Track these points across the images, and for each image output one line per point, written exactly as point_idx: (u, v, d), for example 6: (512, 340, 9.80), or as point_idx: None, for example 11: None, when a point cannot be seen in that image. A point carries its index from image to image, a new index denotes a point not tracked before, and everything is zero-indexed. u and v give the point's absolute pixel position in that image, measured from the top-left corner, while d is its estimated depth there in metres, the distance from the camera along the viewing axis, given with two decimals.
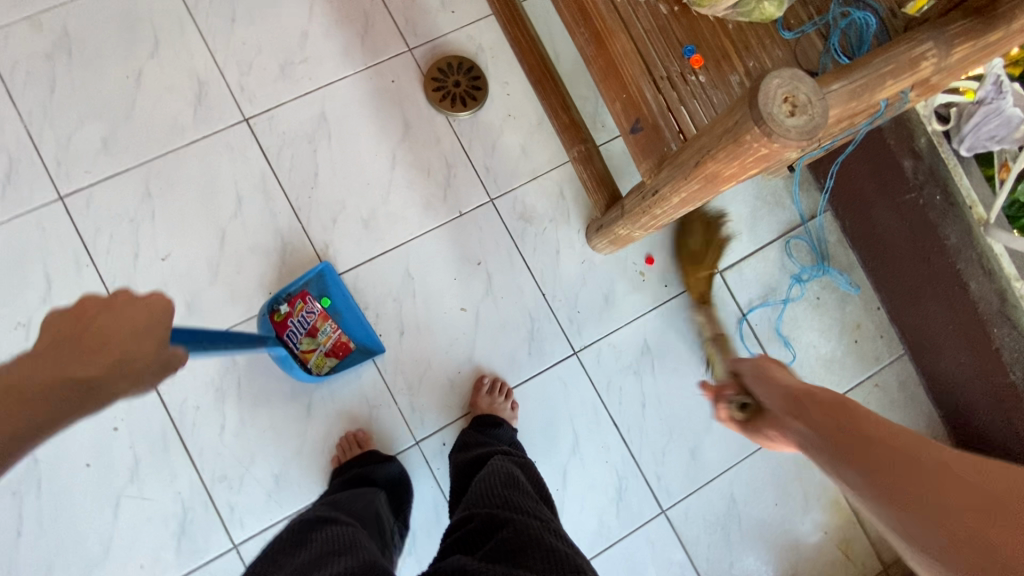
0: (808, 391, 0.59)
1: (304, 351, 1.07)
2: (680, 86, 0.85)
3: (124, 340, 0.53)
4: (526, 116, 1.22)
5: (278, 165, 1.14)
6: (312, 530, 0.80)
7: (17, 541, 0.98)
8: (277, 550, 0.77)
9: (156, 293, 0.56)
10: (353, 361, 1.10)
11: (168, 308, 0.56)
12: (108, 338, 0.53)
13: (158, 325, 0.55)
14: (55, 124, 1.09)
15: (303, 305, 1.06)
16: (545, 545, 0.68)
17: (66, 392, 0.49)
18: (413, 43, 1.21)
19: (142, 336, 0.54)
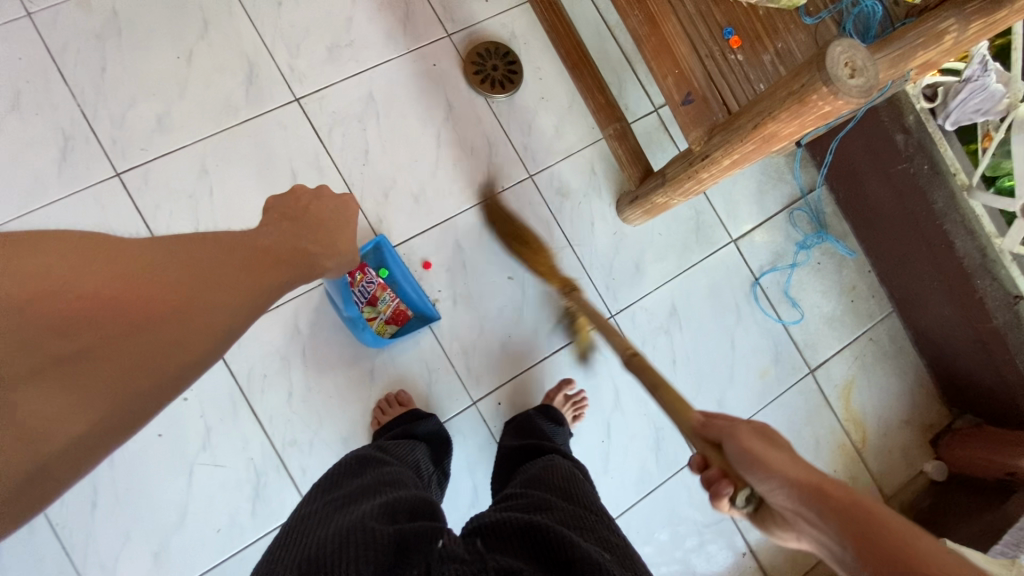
0: (819, 486, 0.55)
1: (368, 317, 1.12)
2: (721, 64, 0.96)
3: (338, 223, 0.69)
4: (559, 98, 1.30)
5: (329, 143, 1.19)
6: (369, 468, 0.84)
7: (94, 510, 1.01)
8: (336, 480, 0.81)
9: (348, 196, 0.72)
10: (411, 327, 1.15)
11: (357, 208, 0.72)
12: (324, 222, 0.67)
13: (348, 219, 0.71)
14: (109, 103, 1.12)
15: (363, 276, 1.11)
16: (600, 535, 0.71)
17: (311, 252, 0.62)
18: (451, 29, 1.28)
19: (348, 221, 0.71)
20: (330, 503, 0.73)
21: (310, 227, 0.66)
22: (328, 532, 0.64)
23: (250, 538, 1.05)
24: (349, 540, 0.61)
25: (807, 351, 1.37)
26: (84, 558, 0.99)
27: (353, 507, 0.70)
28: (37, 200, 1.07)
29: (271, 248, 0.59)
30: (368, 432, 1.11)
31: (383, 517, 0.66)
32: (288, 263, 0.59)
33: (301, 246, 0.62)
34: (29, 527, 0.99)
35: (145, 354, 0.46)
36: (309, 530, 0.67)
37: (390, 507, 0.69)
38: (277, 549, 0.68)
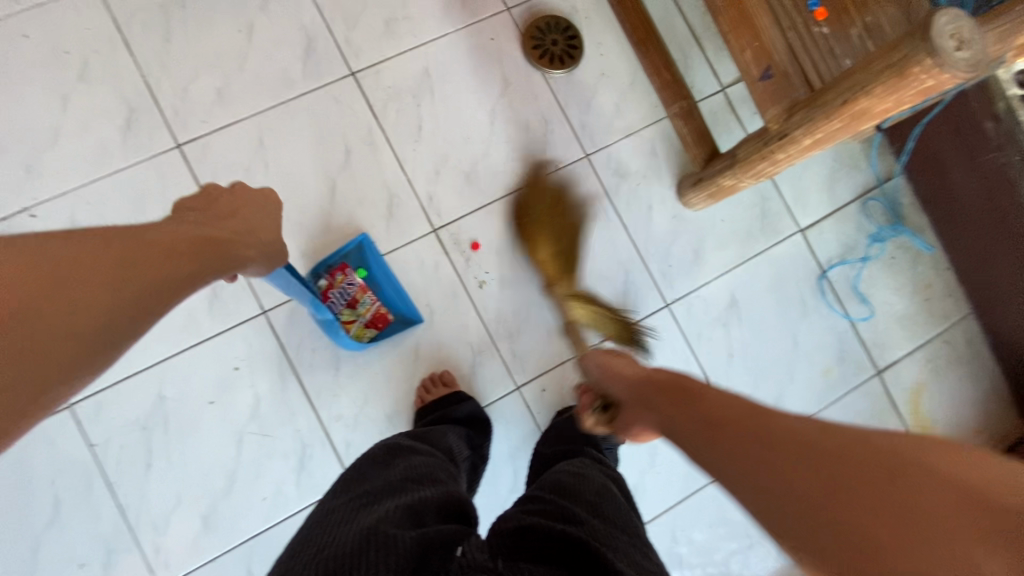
0: (650, 384, 0.67)
1: (345, 321, 1.09)
2: (804, 37, 0.89)
3: (254, 214, 0.72)
4: (620, 75, 1.25)
5: (383, 118, 1.17)
6: (397, 454, 0.80)
7: (148, 473, 1.03)
8: (363, 467, 0.77)
9: (265, 188, 0.76)
10: (393, 331, 1.12)
11: (279, 200, 0.77)
12: (243, 214, 0.71)
13: (274, 208, 0.76)
14: (172, 74, 1.13)
15: (343, 277, 1.09)
16: (641, 550, 0.65)
17: (225, 237, 0.65)
18: (510, 3, 1.24)
19: (267, 216, 0.74)
20: (354, 495, 0.69)
21: (224, 222, 0.67)
22: (349, 531, 0.60)
23: (295, 509, 1.06)
24: (371, 542, 0.57)
25: (874, 351, 1.29)
26: (137, 518, 1.02)
27: (377, 503, 0.66)
28: (102, 168, 1.09)
29: (181, 241, 0.59)
30: (411, 411, 1.10)
31: (406, 517, 0.63)
32: (196, 255, 0.59)
33: (208, 233, 0.63)
34: (88, 485, 1.02)
35: (34, 343, 0.43)
36: (331, 524, 0.64)
37: (414, 506, 0.65)
38: (298, 539, 0.65)
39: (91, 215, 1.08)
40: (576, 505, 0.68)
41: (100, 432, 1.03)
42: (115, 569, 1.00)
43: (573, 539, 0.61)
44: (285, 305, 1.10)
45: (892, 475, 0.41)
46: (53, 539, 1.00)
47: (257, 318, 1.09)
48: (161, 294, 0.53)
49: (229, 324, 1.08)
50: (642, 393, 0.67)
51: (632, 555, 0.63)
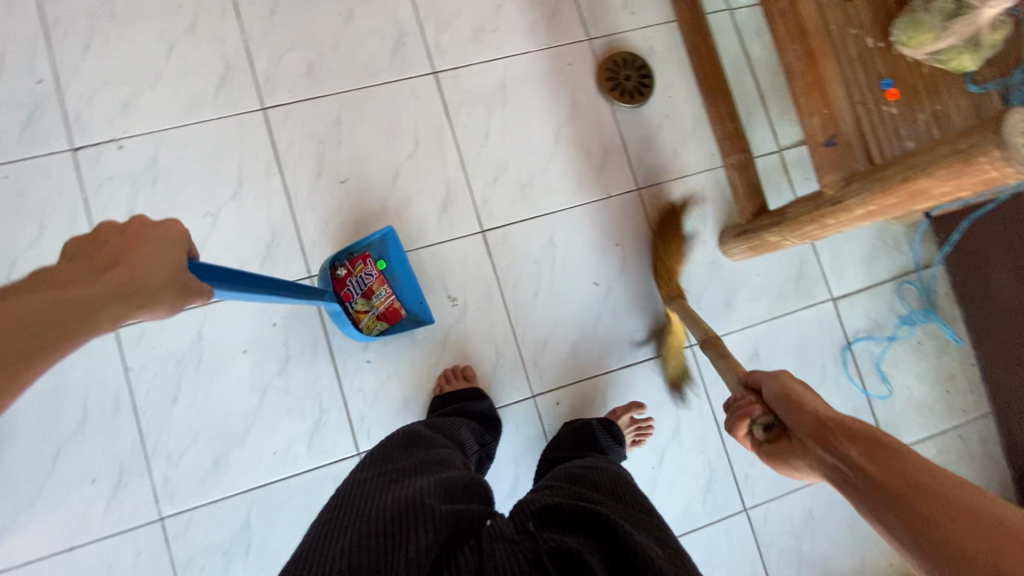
0: (840, 420, 0.64)
1: (359, 310, 1.11)
2: (873, 113, 0.93)
3: (145, 259, 0.60)
4: (683, 119, 1.30)
5: (455, 119, 1.24)
6: (417, 443, 0.84)
7: (173, 405, 1.08)
8: (386, 452, 0.80)
9: (173, 219, 0.64)
10: (401, 327, 1.14)
11: (186, 235, 0.64)
12: (127, 262, 0.59)
13: (174, 246, 0.63)
14: (271, 44, 1.21)
15: (363, 267, 1.11)
16: (658, 523, 0.69)
17: (89, 304, 0.53)
18: (593, 34, 1.30)
19: (165, 254, 0.62)
20: (382, 473, 0.73)
21: (97, 281, 0.56)
22: (385, 502, 0.64)
23: (300, 469, 1.09)
24: (410, 510, 0.60)
25: (886, 432, 1.29)
26: (154, 446, 1.07)
27: (407, 479, 0.70)
28: (190, 116, 1.17)
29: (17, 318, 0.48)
30: (427, 397, 1.15)
31: (441, 491, 0.66)
32: (42, 331, 0.49)
33: (68, 296, 0.53)
34: (116, 406, 1.07)
35: None
36: (365, 495, 0.67)
37: (444, 485, 0.69)
38: (334, 505, 0.68)
39: (171, 157, 1.16)
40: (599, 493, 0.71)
41: (136, 358, 1.08)
42: (125, 489, 1.05)
43: (595, 514, 0.64)
44: None
45: None
46: (73, 448, 1.05)
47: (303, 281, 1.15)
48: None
49: (276, 281, 1.14)
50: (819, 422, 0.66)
51: (651, 534, 0.66)
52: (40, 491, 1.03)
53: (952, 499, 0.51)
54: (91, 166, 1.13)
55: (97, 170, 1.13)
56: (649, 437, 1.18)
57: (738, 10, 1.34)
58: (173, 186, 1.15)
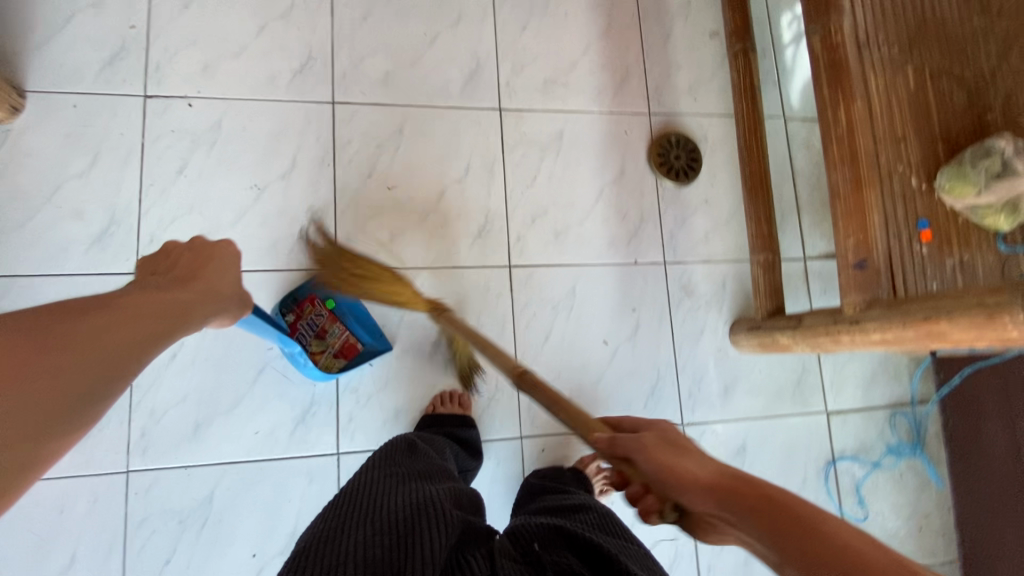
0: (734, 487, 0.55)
1: (315, 351, 1.12)
2: (905, 249, 0.98)
3: (219, 266, 0.70)
4: (721, 208, 1.35)
5: (509, 156, 1.28)
6: (416, 451, 0.88)
7: (169, 361, 1.08)
8: (389, 456, 0.84)
9: (226, 239, 0.74)
10: (360, 360, 1.14)
11: (235, 247, 0.75)
12: (207, 272, 0.67)
13: (230, 258, 0.73)
14: (355, 46, 1.27)
15: (311, 309, 1.13)
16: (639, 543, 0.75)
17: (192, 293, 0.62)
18: (655, 110, 1.37)
19: (232, 270, 0.71)
20: (390, 475, 0.77)
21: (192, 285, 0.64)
22: (397, 504, 0.69)
23: (277, 454, 1.09)
24: (421, 516, 0.65)
25: None
26: (140, 398, 1.06)
27: (415, 484, 0.75)
28: (263, 93, 1.21)
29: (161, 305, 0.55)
30: (416, 414, 1.15)
31: (445, 499, 0.71)
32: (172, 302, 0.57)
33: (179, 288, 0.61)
34: None
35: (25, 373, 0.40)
36: (375, 495, 0.72)
37: (449, 494, 0.74)
38: (336, 505, 0.72)
39: (233, 126, 1.19)
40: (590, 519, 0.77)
41: None
42: (99, 433, 1.04)
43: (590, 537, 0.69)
44: None
45: None
46: None
47: None
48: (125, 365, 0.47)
49: (301, 267, 1.16)
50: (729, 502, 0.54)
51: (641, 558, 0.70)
52: None
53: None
54: (158, 116, 1.17)
55: (161, 121, 1.17)
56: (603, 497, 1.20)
57: (792, 120, 1.42)
58: (228, 154, 1.18)
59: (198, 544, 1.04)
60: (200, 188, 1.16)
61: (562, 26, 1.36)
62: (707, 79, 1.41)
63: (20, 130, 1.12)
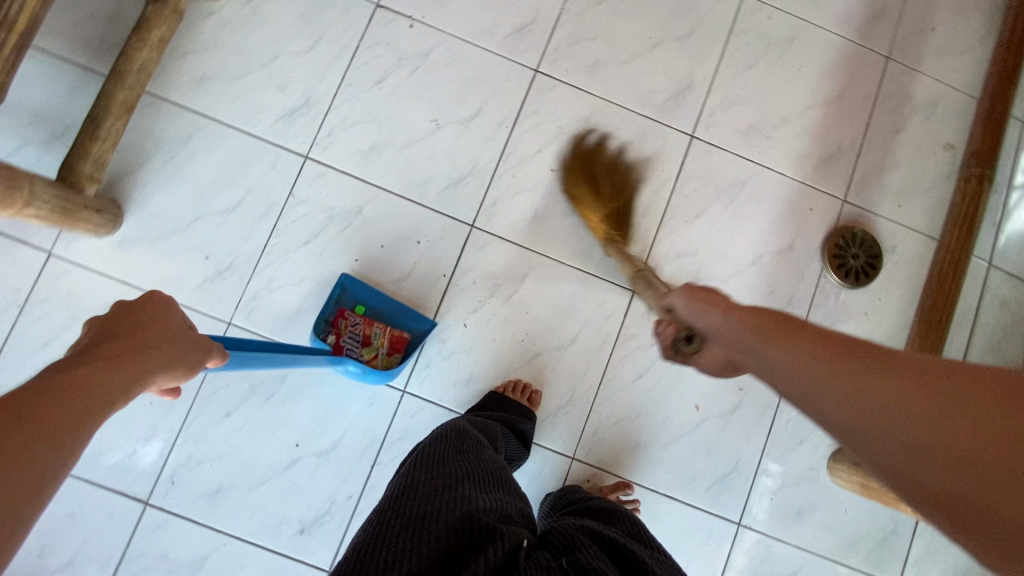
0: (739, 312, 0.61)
1: (369, 359, 1.09)
2: None
3: (146, 333, 0.56)
4: (878, 327, 1.22)
5: (680, 186, 1.22)
6: (465, 450, 0.84)
7: (301, 246, 1.16)
8: (437, 453, 0.81)
9: (153, 289, 0.60)
10: (414, 349, 1.13)
11: (170, 299, 0.61)
12: (124, 337, 0.55)
13: (164, 319, 0.59)
14: (579, 25, 1.25)
15: (346, 322, 1.11)
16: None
17: (98, 380, 0.48)
18: (850, 199, 1.25)
19: (166, 318, 0.59)
20: (437, 477, 0.73)
21: (107, 359, 0.51)
22: (441, 512, 0.64)
23: None
24: (467, 529, 0.60)
25: None
26: (266, 265, 1.15)
27: (463, 489, 0.70)
28: (478, 38, 1.23)
29: (28, 415, 0.42)
30: (489, 389, 1.15)
31: (491, 511, 0.66)
32: (60, 411, 0.44)
33: (84, 374, 0.48)
34: (262, 216, 1.16)
35: None
36: (420, 498, 0.68)
37: (496, 506, 0.68)
38: (385, 511, 0.70)
39: (440, 58, 1.22)
40: (640, 550, 0.70)
41: (304, 191, 1.17)
42: (222, 280, 1.14)
43: None
44: (489, 236, 1.18)
45: (913, 393, 0.42)
46: (210, 223, 1.15)
47: (465, 226, 1.18)
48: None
49: (444, 210, 1.19)
50: (738, 328, 0.60)
51: None
52: (167, 236, 1.14)
53: (874, 379, 0.44)
54: (382, 24, 1.21)
55: (381, 32, 1.21)
56: None
57: (996, 269, 1.25)
58: (425, 81, 1.21)
59: (257, 413, 1.11)
60: (389, 103, 1.20)
61: (790, 79, 1.26)
62: (922, 188, 1.26)
63: None
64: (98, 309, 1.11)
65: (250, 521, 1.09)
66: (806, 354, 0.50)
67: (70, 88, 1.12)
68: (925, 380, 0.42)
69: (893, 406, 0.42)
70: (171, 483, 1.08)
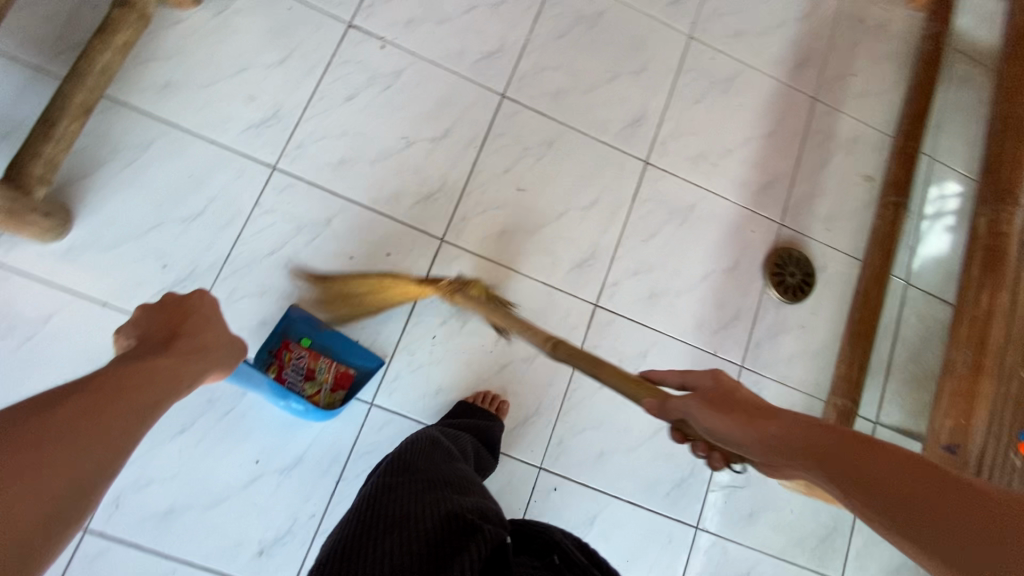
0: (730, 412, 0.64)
1: (311, 394, 1.07)
2: (997, 458, 0.95)
3: (204, 327, 0.60)
4: (813, 338, 1.34)
5: (636, 206, 1.31)
6: (437, 455, 0.86)
7: (267, 256, 1.14)
8: (410, 457, 0.83)
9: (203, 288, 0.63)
10: (358, 386, 1.11)
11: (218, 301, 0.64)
12: (185, 329, 0.59)
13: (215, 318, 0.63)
14: (543, 56, 1.33)
15: (290, 355, 1.09)
16: None
17: (170, 366, 0.53)
18: (786, 222, 1.37)
19: (220, 320, 0.62)
20: (415, 480, 0.74)
21: (175, 350, 0.55)
22: (421, 513, 0.65)
23: None
24: (451, 529, 0.61)
25: None
26: (229, 274, 1.12)
27: (439, 491, 0.72)
28: (448, 61, 1.28)
29: (122, 391, 0.47)
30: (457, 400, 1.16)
31: (474, 510, 0.67)
32: (146, 389, 0.49)
33: (161, 360, 0.53)
34: (226, 225, 1.13)
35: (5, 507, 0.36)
36: (397, 501, 0.69)
37: (480, 506, 0.69)
38: (361, 512, 0.71)
39: (410, 79, 1.26)
40: None
41: (271, 201, 1.16)
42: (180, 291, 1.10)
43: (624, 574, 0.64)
44: (458, 250, 1.21)
45: (876, 468, 0.48)
46: (170, 231, 1.11)
47: (434, 240, 1.21)
48: (78, 488, 0.40)
49: (413, 224, 1.21)
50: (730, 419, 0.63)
51: None
52: (121, 243, 1.09)
53: (842, 462, 0.50)
54: (353, 43, 1.24)
55: (354, 50, 1.24)
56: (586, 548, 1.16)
57: (912, 288, 1.40)
58: (396, 100, 1.25)
59: (215, 428, 1.06)
60: (359, 118, 1.22)
61: (731, 114, 1.39)
62: (846, 214, 1.41)
63: (236, 10, 1.21)
64: (40, 319, 1.04)
65: (203, 544, 1.03)
66: (780, 449, 0.57)
67: (17, 88, 1.07)
68: (881, 454, 0.49)
69: (866, 484, 0.48)
70: (115, 507, 1.01)
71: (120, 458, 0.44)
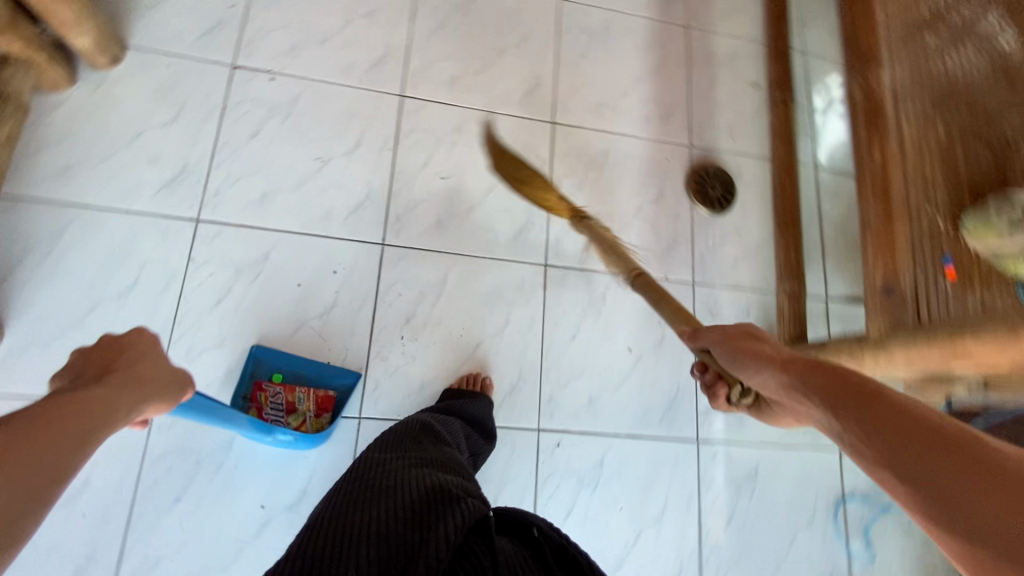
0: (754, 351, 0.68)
1: (296, 426, 1.07)
2: (925, 288, 1.03)
3: (142, 361, 0.61)
4: (750, 239, 1.43)
5: (556, 164, 1.37)
6: (425, 437, 0.87)
7: (214, 307, 1.13)
8: (401, 440, 0.85)
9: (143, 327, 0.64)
10: (340, 405, 1.11)
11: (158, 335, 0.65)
12: (122, 365, 0.59)
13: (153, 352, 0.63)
14: (429, 50, 1.37)
15: (265, 394, 1.09)
16: None
17: (107, 399, 0.54)
18: (695, 143, 1.46)
19: (157, 356, 0.63)
20: (405, 460, 0.76)
21: (112, 383, 0.56)
22: (408, 487, 0.67)
23: None
24: (436, 500, 0.63)
25: None
26: (181, 334, 1.11)
27: (422, 467, 0.73)
28: (339, 77, 1.31)
29: (56, 424, 0.47)
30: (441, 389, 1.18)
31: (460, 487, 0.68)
32: (81, 419, 0.49)
33: (97, 392, 0.53)
34: (164, 288, 1.12)
35: None
36: (387, 479, 0.71)
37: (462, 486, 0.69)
38: (351, 485, 0.73)
39: (308, 102, 1.28)
40: None
41: (203, 253, 1.15)
42: None
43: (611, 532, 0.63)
44: (401, 249, 1.23)
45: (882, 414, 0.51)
46: (108, 309, 1.09)
47: (375, 246, 1.22)
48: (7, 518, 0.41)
49: (350, 237, 1.22)
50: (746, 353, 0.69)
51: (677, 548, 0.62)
52: (59, 334, 1.06)
53: (863, 407, 0.53)
54: (241, 82, 1.25)
55: (244, 89, 1.25)
56: (603, 490, 1.20)
57: (822, 171, 1.51)
58: (300, 125, 1.26)
59: (210, 487, 1.04)
60: (268, 151, 1.23)
61: (617, 59, 1.47)
62: (745, 122, 1.51)
63: (115, 79, 1.20)
64: None
65: None
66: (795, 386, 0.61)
67: None
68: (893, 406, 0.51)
69: (876, 422, 0.51)
70: None
71: (52, 487, 0.44)
